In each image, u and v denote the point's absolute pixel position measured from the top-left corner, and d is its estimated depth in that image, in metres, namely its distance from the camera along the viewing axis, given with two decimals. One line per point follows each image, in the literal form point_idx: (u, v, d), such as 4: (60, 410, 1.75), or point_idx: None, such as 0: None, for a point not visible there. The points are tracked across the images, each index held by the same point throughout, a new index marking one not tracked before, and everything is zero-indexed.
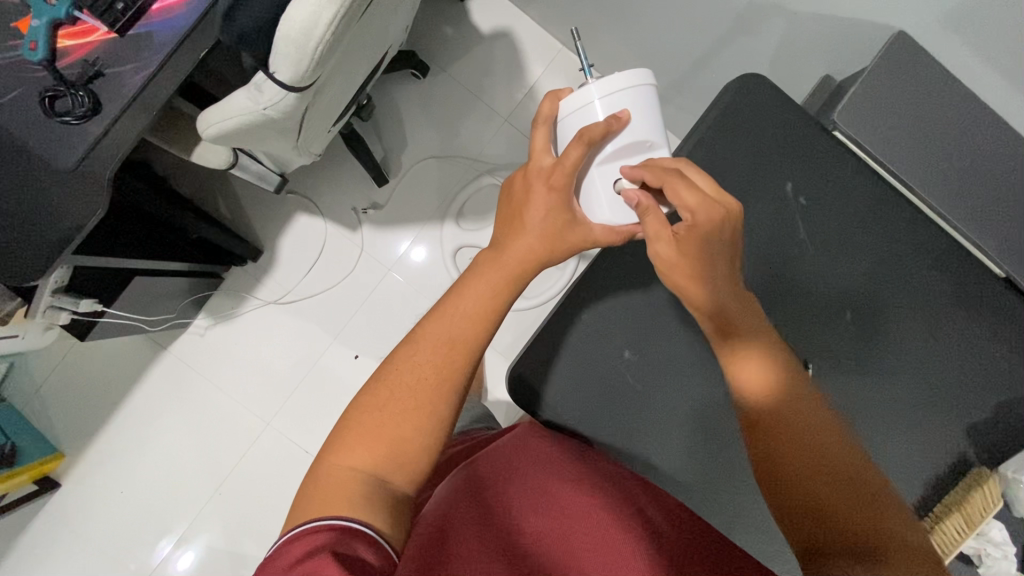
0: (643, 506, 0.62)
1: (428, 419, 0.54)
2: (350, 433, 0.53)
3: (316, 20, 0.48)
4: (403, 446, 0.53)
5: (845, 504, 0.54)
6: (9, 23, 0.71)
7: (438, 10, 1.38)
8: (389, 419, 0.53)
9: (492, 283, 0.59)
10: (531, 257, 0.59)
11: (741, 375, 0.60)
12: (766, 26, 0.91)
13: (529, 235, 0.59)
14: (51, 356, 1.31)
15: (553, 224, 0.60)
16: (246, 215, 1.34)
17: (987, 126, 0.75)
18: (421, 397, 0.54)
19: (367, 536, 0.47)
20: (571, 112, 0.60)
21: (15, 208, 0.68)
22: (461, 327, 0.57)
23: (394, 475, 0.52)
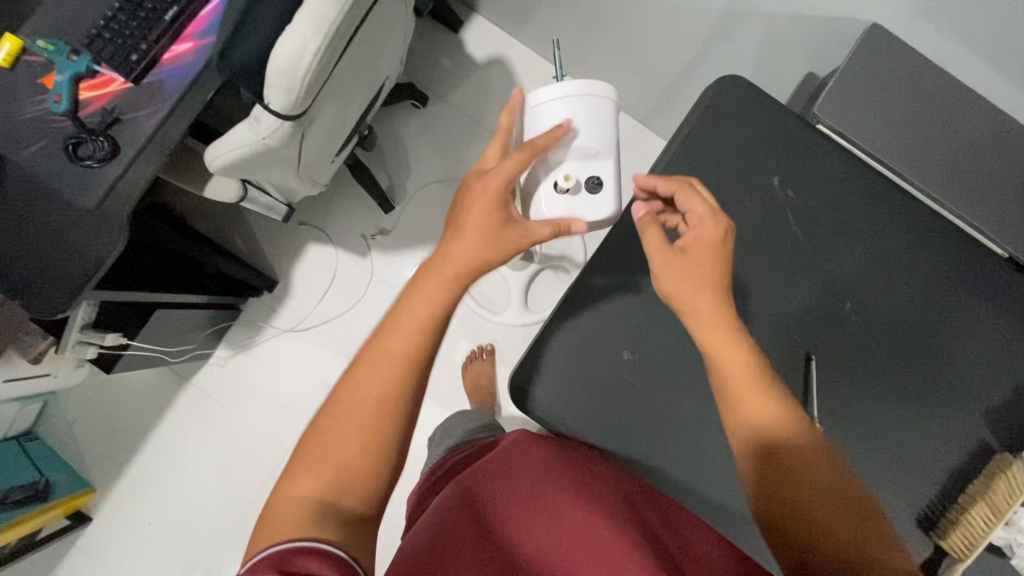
0: (636, 509, 0.63)
1: (371, 439, 0.52)
2: (300, 461, 0.52)
3: (302, 53, 0.53)
4: (349, 469, 0.51)
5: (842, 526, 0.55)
6: (37, 80, 0.77)
7: (434, 43, 1.44)
8: (334, 443, 0.52)
9: (433, 294, 0.56)
10: (472, 263, 0.58)
11: (750, 407, 0.57)
12: (746, 30, 0.93)
13: (466, 241, 0.58)
14: (82, 392, 1.37)
15: (491, 226, 0.59)
16: (261, 247, 1.39)
17: (971, 109, 0.75)
18: (365, 420, 0.52)
19: (319, 552, 0.47)
20: (528, 112, 0.73)
21: (45, 249, 0.74)
22: (402, 342, 0.54)
23: (345, 497, 0.51)
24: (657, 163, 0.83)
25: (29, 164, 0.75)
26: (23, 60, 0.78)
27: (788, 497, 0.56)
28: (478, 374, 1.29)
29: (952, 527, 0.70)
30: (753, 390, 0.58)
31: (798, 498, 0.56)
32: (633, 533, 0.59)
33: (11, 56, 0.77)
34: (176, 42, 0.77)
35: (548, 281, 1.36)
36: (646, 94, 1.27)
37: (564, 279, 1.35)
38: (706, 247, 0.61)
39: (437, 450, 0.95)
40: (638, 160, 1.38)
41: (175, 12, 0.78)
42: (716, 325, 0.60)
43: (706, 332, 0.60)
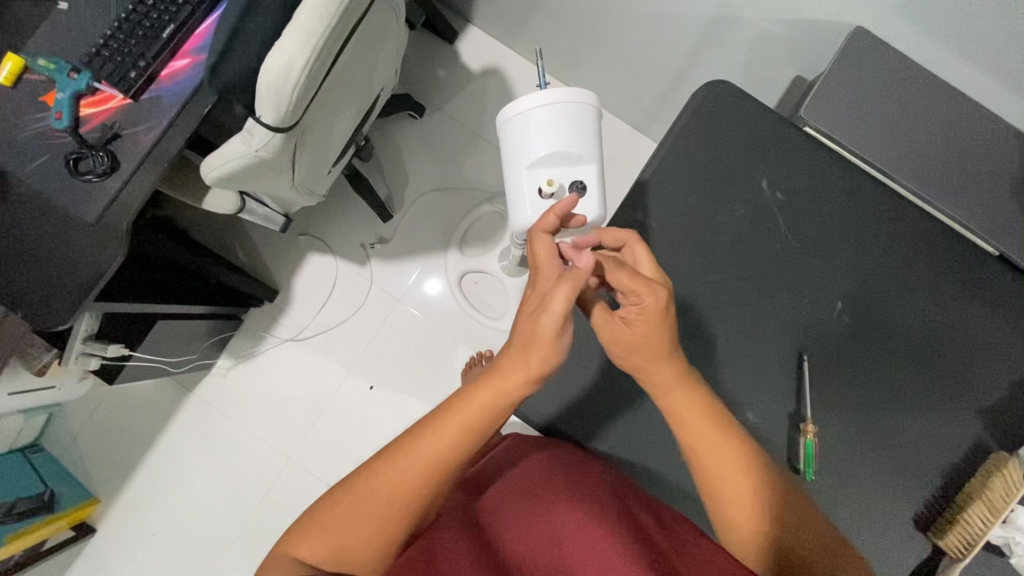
0: (630, 507, 0.62)
1: (383, 535, 0.55)
2: (313, 525, 0.55)
3: (291, 66, 0.55)
4: (352, 554, 0.55)
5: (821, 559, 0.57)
6: (38, 97, 0.79)
7: (429, 54, 1.46)
8: (349, 525, 0.54)
9: (479, 411, 0.56)
10: (517, 381, 0.55)
11: (710, 456, 0.59)
12: (734, 36, 0.95)
13: (526, 355, 0.56)
14: (86, 404, 1.39)
15: (553, 347, 0.55)
16: (261, 258, 1.41)
17: (954, 110, 0.77)
18: (382, 516, 0.55)
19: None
20: (514, 116, 0.73)
21: (46, 262, 0.76)
22: (437, 453, 0.55)
23: (347, 570, 0.55)
24: (646, 168, 0.83)
25: (31, 179, 0.77)
26: (25, 78, 0.80)
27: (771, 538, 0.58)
28: None
29: (949, 525, 0.70)
30: (723, 455, 0.59)
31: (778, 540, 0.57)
32: (619, 531, 0.58)
33: (13, 75, 0.79)
34: (173, 59, 0.80)
35: None
36: (640, 100, 1.28)
37: None
38: (649, 318, 0.58)
39: None
40: (633, 166, 1.39)
41: (172, 29, 0.79)
42: (680, 385, 0.60)
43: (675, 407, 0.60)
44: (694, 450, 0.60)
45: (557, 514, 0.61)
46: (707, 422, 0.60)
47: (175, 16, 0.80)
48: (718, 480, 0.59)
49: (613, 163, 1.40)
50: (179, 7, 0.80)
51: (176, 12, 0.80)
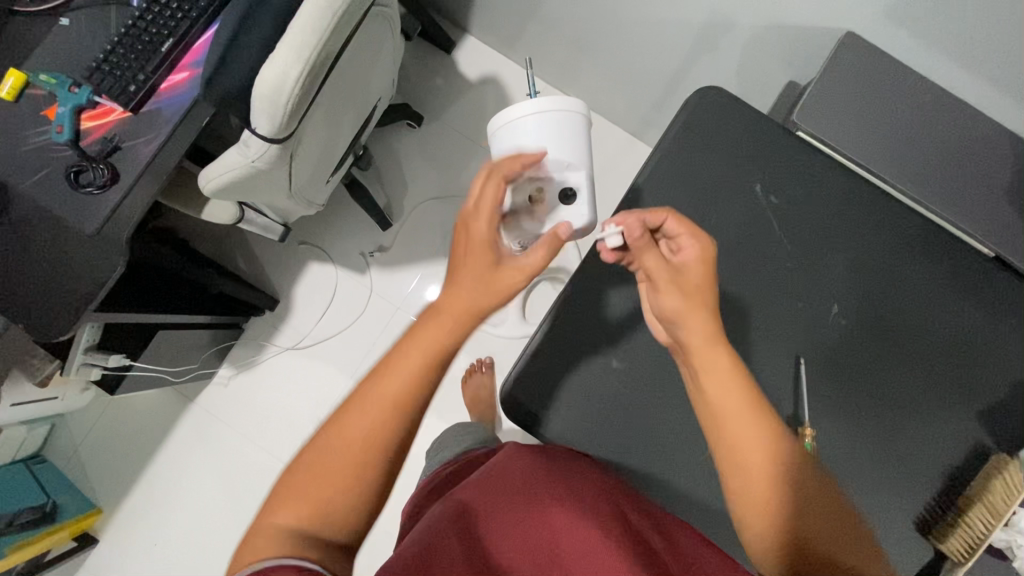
0: (626, 512, 0.63)
1: (356, 480, 0.51)
2: (282, 493, 0.52)
3: (285, 79, 0.56)
4: (330, 509, 0.51)
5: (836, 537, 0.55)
6: (40, 111, 0.81)
7: (427, 64, 1.47)
8: (319, 481, 0.51)
9: (433, 331, 0.56)
10: (465, 306, 0.57)
11: (750, 418, 0.57)
12: (726, 42, 0.96)
13: (466, 272, 0.58)
14: (88, 414, 1.39)
15: (486, 265, 0.58)
16: (261, 267, 1.42)
17: (946, 112, 0.77)
18: (350, 464, 0.51)
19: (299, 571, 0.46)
20: (503, 124, 0.74)
21: (47, 274, 0.76)
22: (398, 381, 0.53)
23: (328, 531, 0.51)
24: (640, 174, 0.84)
25: (33, 192, 0.78)
26: (27, 93, 0.81)
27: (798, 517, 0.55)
28: (478, 387, 1.30)
29: (950, 529, 0.70)
30: (757, 418, 0.57)
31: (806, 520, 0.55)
32: (618, 535, 0.58)
33: (15, 90, 0.80)
34: (172, 72, 0.81)
35: (544, 292, 1.37)
36: (635, 106, 1.29)
37: (557, 287, 1.37)
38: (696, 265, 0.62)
39: (434, 463, 0.96)
40: (630, 172, 1.40)
41: (171, 43, 0.81)
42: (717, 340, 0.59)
43: (712, 376, 0.58)
44: (727, 424, 0.57)
45: (557, 516, 0.61)
46: (740, 399, 0.57)
47: (173, 30, 0.81)
48: (743, 462, 0.56)
49: (610, 169, 1.41)
50: (178, 22, 0.81)
51: (174, 26, 0.81)
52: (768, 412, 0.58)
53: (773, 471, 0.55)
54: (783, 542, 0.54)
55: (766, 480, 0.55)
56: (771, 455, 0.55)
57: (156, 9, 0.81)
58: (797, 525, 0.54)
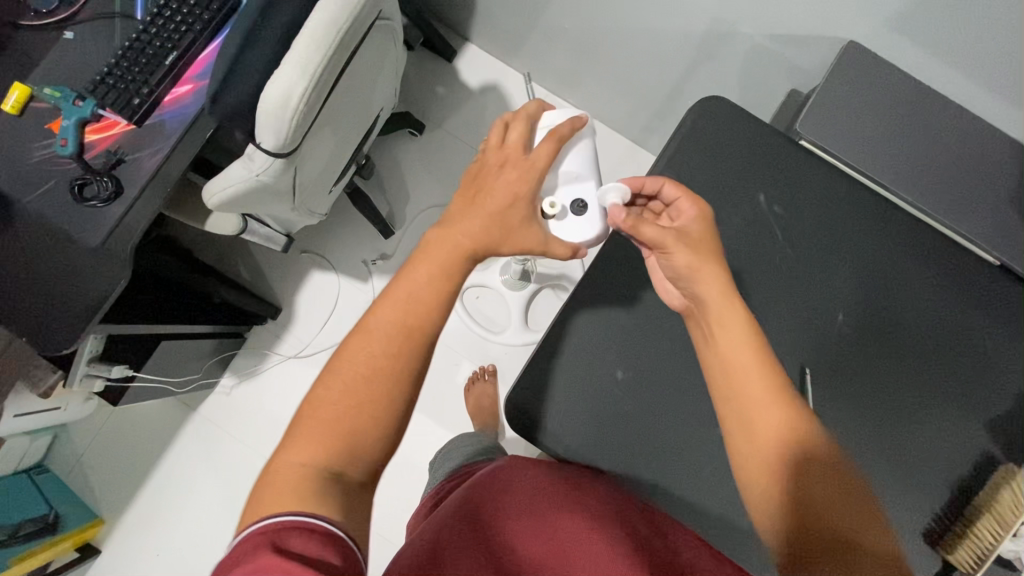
0: (634, 523, 0.63)
1: (382, 408, 0.52)
2: (302, 430, 0.51)
3: (290, 95, 0.56)
4: (358, 438, 0.51)
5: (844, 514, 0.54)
6: (44, 124, 0.81)
7: (428, 72, 1.47)
8: (344, 411, 0.52)
9: (448, 261, 0.59)
10: (485, 238, 0.61)
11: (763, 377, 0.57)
12: (727, 51, 0.96)
13: (485, 215, 0.61)
14: (91, 424, 1.39)
15: (513, 212, 0.62)
16: (264, 275, 1.42)
17: (949, 121, 0.77)
18: (374, 386, 0.52)
19: (310, 531, 0.45)
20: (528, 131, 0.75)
21: (52, 286, 0.76)
22: (417, 308, 0.56)
23: (349, 466, 0.51)
24: None
25: (37, 205, 0.78)
26: (31, 106, 0.81)
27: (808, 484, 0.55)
28: (481, 395, 1.30)
29: (960, 540, 0.69)
30: (765, 376, 0.57)
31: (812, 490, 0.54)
32: (625, 541, 0.59)
33: (19, 103, 0.80)
34: (176, 85, 0.81)
35: (547, 300, 1.37)
36: (637, 114, 1.29)
37: (560, 295, 1.37)
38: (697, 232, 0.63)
39: (438, 473, 0.95)
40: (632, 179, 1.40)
41: (175, 56, 0.81)
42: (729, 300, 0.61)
43: (721, 331, 0.60)
44: (740, 378, 0.58)
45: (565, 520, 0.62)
46: (754, 360, 0.58)
47: (177, 43, 0.81)
48: (751, 418, 0.57)
49: (612, 176, 1.41)
50: (181, 35, 0.81)
51: (178, 39, 0.81)
52: (780, 374, 0.58)
53: (785, 429, 0.56)
54: (785, 499, 0.55)
55: (773, 439, 0.56)
56: (781, 409, 0.56)
57: (159, 22, 0.82)
58: (801, 487, 0.55)
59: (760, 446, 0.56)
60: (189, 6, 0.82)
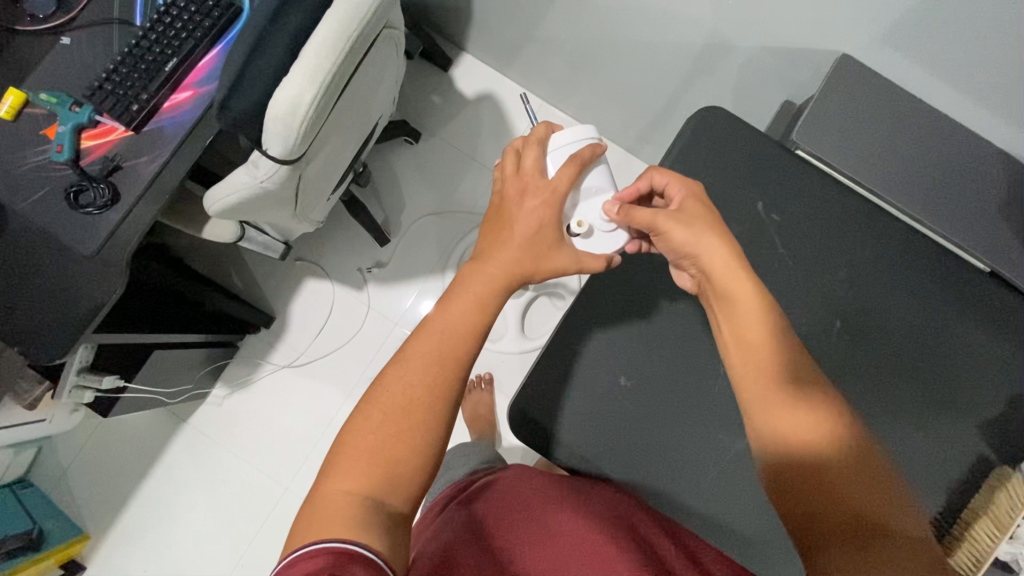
0: (642, 529, 0.63)
1: (421, 438, 0.54)
2: (345, 457, 0.53)
3: (298, 101, 0.57)
4: (401, 466, 0.53)
5: (860, 495, 0.51)
6: (38, 130, 0.79)
7: (424, 81, 1.48)
8: (384, 441, 0.53)
9: (479, 295, 0.61)
10: (516, 267, 0.62)
11: (765, 346, 0.58)
12: (723, 64, 0.98)
13: (514, 246, 0.63)
14: (77, 437, 1.35)
15: (539, 240, 0.64)
16: (257, 284, 1.40)
17: (937, 132, 0.80)
18: (415, 417, 0.55)
19: (366, 559, 0.46)
20: (554, 148, 0.71)
21: (47, 296, 0.75)
22: (451, 341, 0.58)
23: (390, 496, 0.52)
24: None
25: (30, 212, 0.77)
26: (26, 112, 0.80)
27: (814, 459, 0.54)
28: (478, 404, 1.30)
29: (957, 542, 0.71)
30: (770, 346, 0.58)
31: (818, 466, 0.53)
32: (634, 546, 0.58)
33: (13, 110, 0.79)
34: (175, 91, 0.80)
35: (543, 307, 1.38)
36: (632, 124, 1.31)
37: (559, 303, 1.37)
38: (694, 207, 0.64)
39: (439, 482, 0.94)
40: None
41: (174, 62, 0.80)
42: (729, 271, 0.60)
43: (728, 308, 0.60)
44: (749, 357, 0.58)
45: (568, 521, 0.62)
46: (762, 330, 0.58)
47: (177, 50, 0.80)
48: (756, 389, 0.57)
49: None
50: (181, 41, 0.81)
51: (178, 45, 0.81)
52: (787, 341, 0.58)
53: (801, 421, 0.55)
54: (783, 470, 0.55)
55: (778, 411, 0.56)
56: (791, 396, 0.56)
57: (159, 29, 0.81)
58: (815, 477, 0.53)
59: (767, 417, 0.56)
60: (189, 13, 0.82)
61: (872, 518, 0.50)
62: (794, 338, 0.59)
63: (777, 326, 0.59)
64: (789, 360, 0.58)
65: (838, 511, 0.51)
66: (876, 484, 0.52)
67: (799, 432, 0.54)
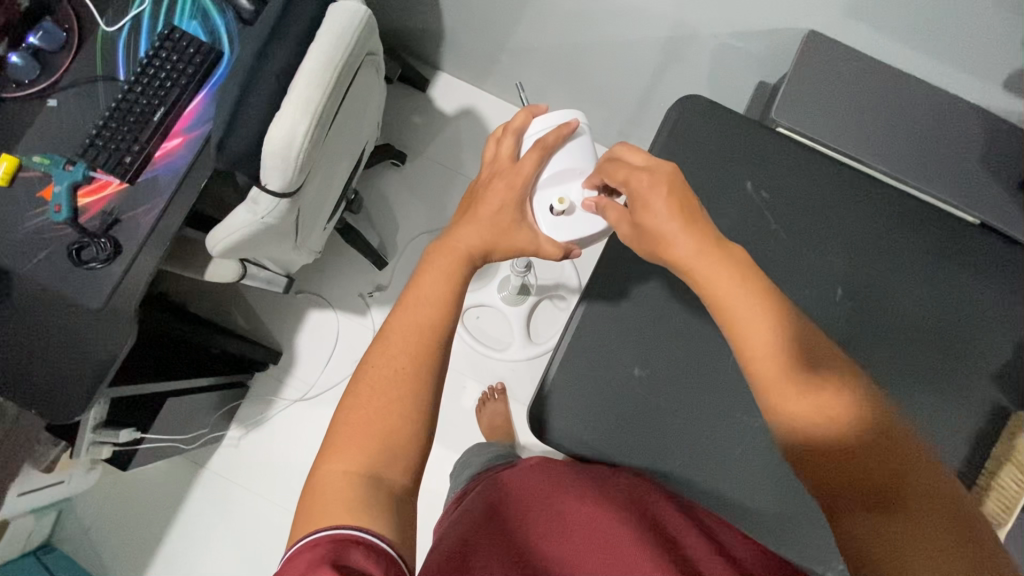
0: (654, 517, 0.62)
1: (410, 408, 0.55)
2: (341, 439, 0.54)
3: (294, 134, 0.58)
4: (394, 438, 0.54)
5: (882, 464, 0.49)
6: (35, 193, 0.80)
7: (403, 104, 1.50)
8: (375, 414, 0.54)
9: (447, 271, 0.63)
10: (479, 244, 0.65)
11: (753, 323, 0.55)
12: (694, 52, 1.00)
13: (478, 224, 0.66)
14: (96, 495, 1.34)
15: (502, 219, 0.67)
16: (262, 321, 1.41)
17: (910, 96, 0.82)
18: (401, 387, 0.56)
19: (369, 545, 0.47)
20: (535, 131, 0.73)
21: (61, 356, 0.76)
22: (426, 312, 0.60)
23: (388, 470, 0.53)
24: None
25: (36, 273, 0.78)
26: (20, 177, 0.81)
27: (826, 433, 0.51)
28: (494, 414, 1.30)
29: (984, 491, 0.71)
30: (760, 320, 0.55)
31: (831, 436, 0.51)
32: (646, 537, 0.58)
33: (8, 175, 0.80)
34: (165, 139, 0.82)
35: (547, 311, 1.38)
36: (613, 122, 1.33)
37: (563, 306, 1.38)
38: (657, 189, 0.60)
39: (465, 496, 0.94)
40: None
41: (162, 111, 0.81)
42: (700, 258, 0.59)
43: (710, 293, 0.58)
44: (741, 346, 0.56)
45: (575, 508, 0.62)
46: (750, 306, 0.56)
47: (164, 99, 0.82)
48: (756, 363, 0.55)
49: None
50: (168, 90, 0.82)
51: (164, 95, 0.82)
52: (778, 309, 0.56)
53: (811, 402, 0.52)
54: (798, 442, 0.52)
55: (782, 380, 0.53)
56: (796, 371, 0.53)
57: (144, 81, 0.82)
58: (831, 462, 0.51)
59: (771, 388, 0.53)
60: (172, 62, 0.83)
61: (895, 488, 0.48)
62: (784, 306, 0.57)
63: (765, 300, 0.56)
64: (792, 342, 0.54)
65: (860, 485, 0.49)
66: (895, 448, 0.50)
67: (809, 403, 0.52)
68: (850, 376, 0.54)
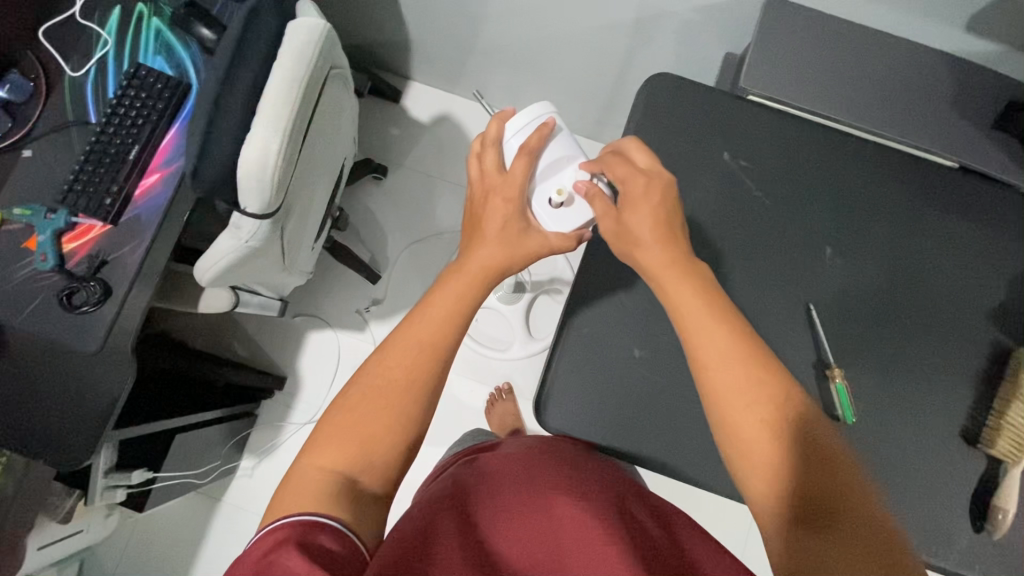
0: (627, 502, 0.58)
1: (399, 419, 0.55)
2: (323, 434, 0.55)
3: (268, 153, 0.59)
4: (374, 445, 0.54)
5: (816, 478, 0.53)
6: (19, 244, 0.80)
7: (378, 116, 1.50)
8: (359, 420, 0.55)
9: (456, 290, 0.63)
10: (491, 262, 0.65)
11: (709, 330, 0.59)
12: (659, 31, 1.00)
13: (488, 243, 0.66)
14: (118, 542, 1.34)
15: (509, 232, 0.67)
16: (262, 348, 1.41)
17: (875, 48, 0.82)
18: (393, 398, 0.56)
19: (333, 528, 0.48)
20: (513, 133, 0.72)
21: (65, 403, 0.77)
22: (431, 329, 0.60)
23: (362, 475, 0.53)
24: None
25: (29, 324, 0.78)
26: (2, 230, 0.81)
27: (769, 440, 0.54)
28: (503, 414, 1.29)
29: (996, 431, 0.72)
30: (715, 328, 0.59)
31: (774, 443, 0.54)
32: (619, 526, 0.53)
33: None
34: (143, 177, 0.82)
35: (544, 306, 1.38)
36: (587, 111, 1.33)
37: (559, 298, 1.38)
38: (648, 198, 0.64)
39: None
40: None
41: (137, 149, 0.82)
42: (661, 271, 0.63)
43: (671, 302, 0.62)
44: (696, 349, 0.59)
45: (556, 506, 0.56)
46: (709, 317, 0.60)
47: (137, 137, 0.82)
48: (709, 367, 0.58)
49: None
50: (140, 128, 0.83)
51: (137, 133, 0.83)
52: (733, 321, 0.60)
53: (757, 406, 0.56)
54: (746, 444, 0.55)
55: (733, 380, 0.56)
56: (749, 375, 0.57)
57: (115, 121, 0.83)
58: (770, 470, 0.54)
59: (720, 386, 0.57)
60: (141, 99, 0.84)
61: (827, 501, 0.52)
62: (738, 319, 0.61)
63: (721, 311, 0.60)
64: (751, 353, 0.58)
65: (797, 494, 0.53)
66: (827, 466, 0.54)
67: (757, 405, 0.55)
68: (795, 400, 0.56)
